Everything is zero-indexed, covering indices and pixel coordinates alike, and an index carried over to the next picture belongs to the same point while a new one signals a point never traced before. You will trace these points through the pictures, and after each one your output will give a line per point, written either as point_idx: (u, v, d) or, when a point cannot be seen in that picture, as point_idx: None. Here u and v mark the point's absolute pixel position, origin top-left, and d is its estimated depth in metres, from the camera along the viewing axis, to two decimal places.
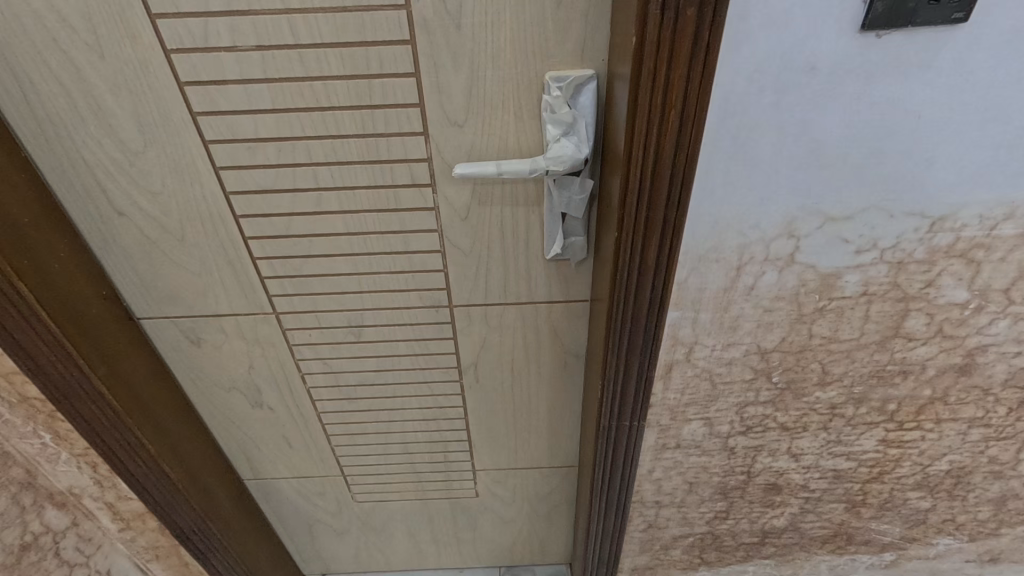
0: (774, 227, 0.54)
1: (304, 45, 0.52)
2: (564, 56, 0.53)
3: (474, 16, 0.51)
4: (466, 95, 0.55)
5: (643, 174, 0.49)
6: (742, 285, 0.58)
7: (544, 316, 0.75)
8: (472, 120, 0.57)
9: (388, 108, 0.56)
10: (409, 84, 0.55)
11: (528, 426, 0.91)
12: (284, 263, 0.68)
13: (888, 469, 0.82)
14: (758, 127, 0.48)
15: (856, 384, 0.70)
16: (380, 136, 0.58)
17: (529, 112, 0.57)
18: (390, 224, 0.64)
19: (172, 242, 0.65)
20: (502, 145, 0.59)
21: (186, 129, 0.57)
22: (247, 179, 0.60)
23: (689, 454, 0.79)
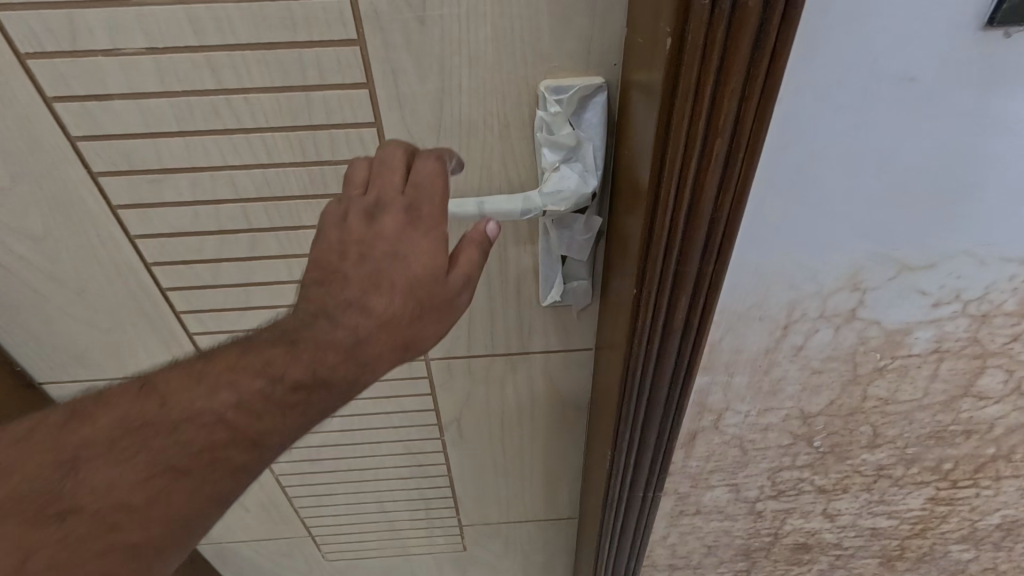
0: (836, 279, 0.42)
1: (213, 47, 0.39)
2: (564, 59, 0.40)
3: (441, 7, 0.38)
4: (436, 112, 0.42)
5: (674, 225, 0.36)
6: (789, 346, 0.46)
7: (538, 367, 0.63)
8: (445, 144, 0.44)
9: (335, 130, 0.43)
10: (359, 97, 0.41)
11: (522, 480, 0.79)
12: (215, 318, 0.54)
13: (932, 525, 0.72)
14: (827, 157, 0.36)
15: (910, 445, 0.59)
16: (326, 163, 0.44)
17: (518, 131, 0.43)
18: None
19: (68, 296, 0.52)
20: (484, 173, 0.45)
21: (64, 158, 0.43)
22: (157, 220, 0.47)
23: (710, 519, 0.68)
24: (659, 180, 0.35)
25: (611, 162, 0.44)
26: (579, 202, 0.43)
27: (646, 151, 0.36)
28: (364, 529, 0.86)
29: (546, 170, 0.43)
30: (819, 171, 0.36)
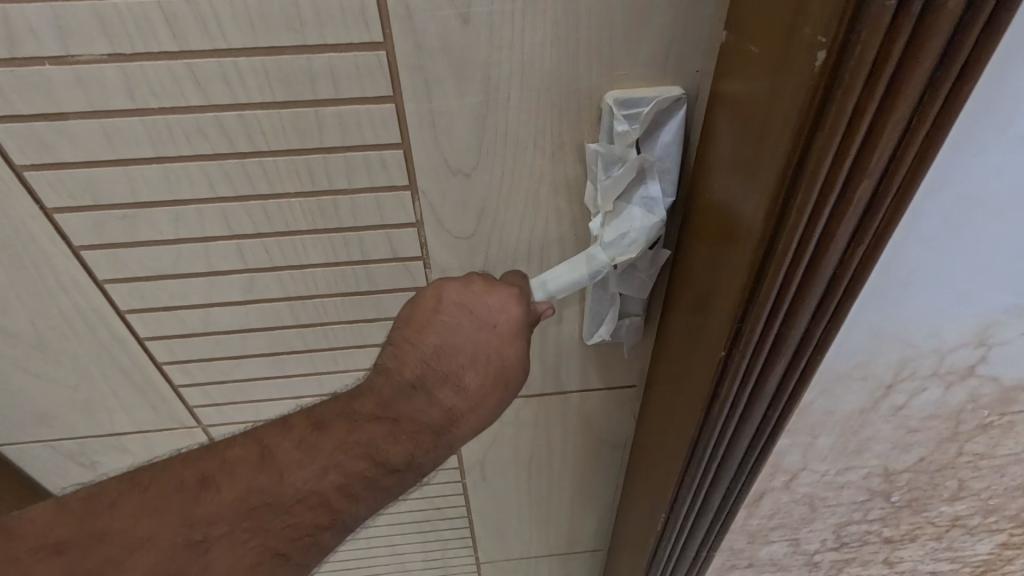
0: (960, 335, 0.35)
1: (195, 55, 0.31)
2: (636, 68, 0.33)
3: (489, 2, 0.30)
4: (476, 132, 0.35)
5: (781, 297, 0.29)
6: (888, 406, 0.40)
7: (574, 409, 0.56)
8: (484, 169, 0.36)
9: (354, 153, 0.35)
10: (382, 115, 0.34)
11: (547, 520, 0.72)
12: (203, 368, 0.46)
13: (996, 568, 0.66)
14: (984, 199, 0.28)
15: (994, 497, 0.52)
16: (340, 192, 0.37)
17: (573, 153, 0.36)
18: (359, 309, 0.43)
19: (24, 349, 0.43)
20: (529, 201, 0.38)
21: (7, 187, 0.35)
22: (132, 261, 0.39)
23: (761, 571, 0.61)
24: (768, 247, 0.28)
25: (681, 200, 0.37)
26: (648, 240, 0.36)
27: (751, 209, 0.28)
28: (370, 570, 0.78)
29: (608, 203, 0.36)
30: (964, 222, 0.29)
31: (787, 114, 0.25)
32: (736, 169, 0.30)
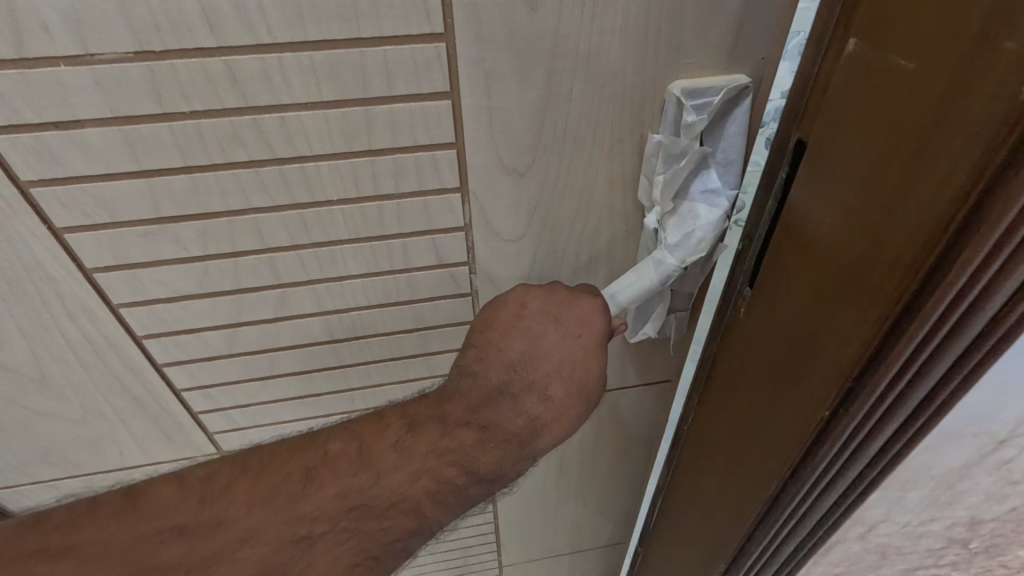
0: None
1: (235, 53, 0.28)
2: (704, 53, 0.32)
3: None
4: (535, 128, 0.33)
5: (902, 377, 0.27)
6: (994, 459, 0.36)
7: (610, 411, 0.55)
8: (541, 167, 0.35)
9: (405, 155, 0.33)
10: (438, 111, 0.32)
11: (573, 527, 0.70)
12: (227, 393, 0.43)
13: None
14: None
15: None
16: (385, 196, 0.35)
17: (633, 146, 0.35)
18: (398, 315, 0.41)
19: (22, 381, 0.39)
20: (585, 199, 0.37)
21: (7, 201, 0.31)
22: (149, 283, 0.35)
23: None
24: (889, 332, 0.26)
25: (763, 240, 0.35)
26: (710, 236, 0.35)
27: (875, 292, 0.26)
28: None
29: (669, 200, 0.35)
30: None
31: (942, 193, 0.22)
32: (854, 230, 0.27)
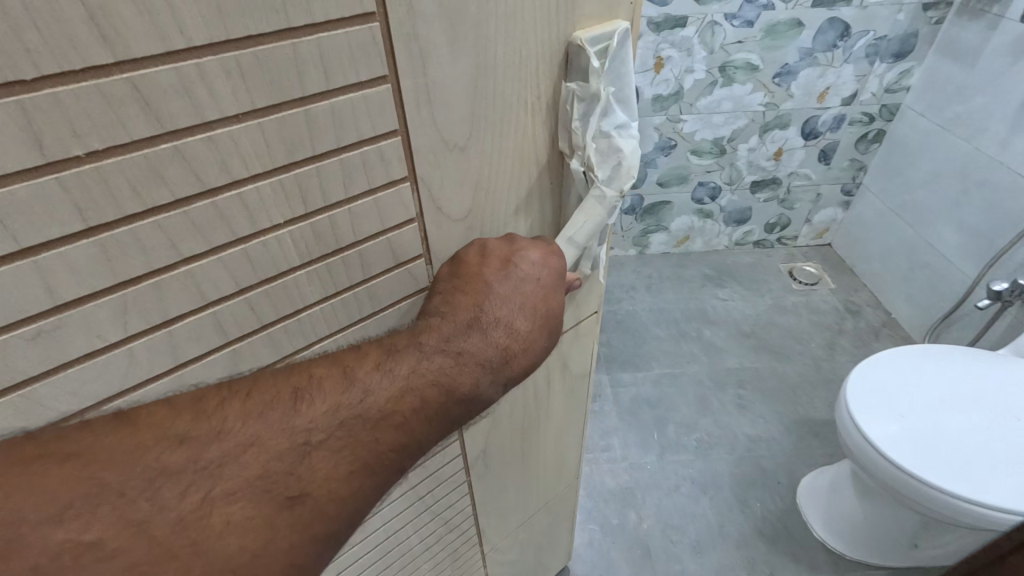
0: None
1: (139, 72, 0.33)
2: (580, 17, 0.54)
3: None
4: (470, 103, 0.51)
5: None
6: None
7: None
8: (473, 139, 0.53)
9: (332, 158, 0.44)
10: (359, 106, 0.44)
11: (514, 429, 0.91)
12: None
13: None
14: None
15: None
16: (316, 158, 0.43)
17: (534, 100, 0.56)
18: (352, 315, 0.55)
19: None
20: (509, 146, 0.57)
21: None
22: (76, 331, 0.38)
23: None
24: None
25: None
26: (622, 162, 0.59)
27: None
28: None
29: (589, 140, 0.58)
30: None
31: None
32: None
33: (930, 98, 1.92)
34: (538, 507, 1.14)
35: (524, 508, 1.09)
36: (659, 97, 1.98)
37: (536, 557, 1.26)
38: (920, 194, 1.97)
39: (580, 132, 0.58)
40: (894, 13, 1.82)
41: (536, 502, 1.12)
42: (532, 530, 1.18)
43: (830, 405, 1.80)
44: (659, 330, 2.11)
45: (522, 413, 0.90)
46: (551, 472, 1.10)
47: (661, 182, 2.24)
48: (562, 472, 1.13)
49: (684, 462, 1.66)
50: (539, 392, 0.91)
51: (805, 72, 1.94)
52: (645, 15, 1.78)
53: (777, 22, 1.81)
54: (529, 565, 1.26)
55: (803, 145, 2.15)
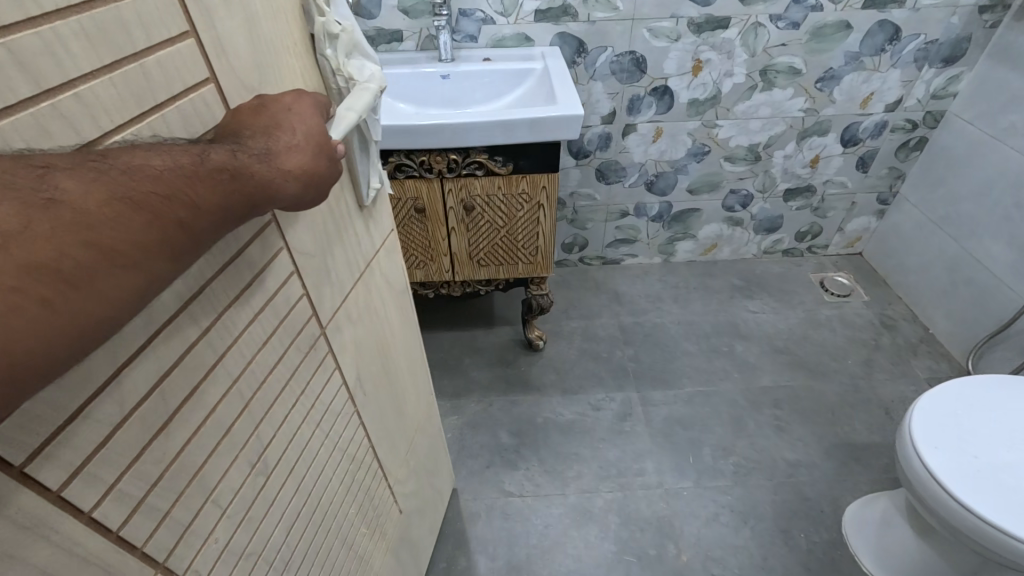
0: None
1: (16, 35, 0.34)
2: None
3: None
4: (254, 49, 0.55)
5: None
6: None
7: (347, 234, 0.80)
8: (265, 81, 0.57)
9: (170, 105, 0.45)
10: (180, 52, 0.46)
11: (375, 353, 0.95)
12: (111, 398, 0.44)
13: None
14: None
15: None
16: (163, 105, 0.45)
17: (298, 45, 0.63)
18: (225, 252, 0.54)
19: None
20: (292, 86, 0.62)
21: None
22: None
23: None
24: None
25: None
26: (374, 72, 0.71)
27: None
28: (253, 551, 0.67)
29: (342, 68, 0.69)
30: None
31: None
32: None
33: (979, 105, 1.83)
34: (415, 429, 1.19)
35: (404, 434, 1.13)
36: (696, 101, 1.88)
37: (429, 483, 1.33)
38: (966, 206, 1.88)
39: (334, 62, 0.68)
40: (949, 16, 1.71)
41: (412, 424, 1.16)
42: (418, 452, 1.22)
43: (871, 428, 1.73)
44: (688, 344, 2.04)
45: (375, 331, 0.94)
46: (417, 393, 1.18)
47: (691, 189, 2.15)
48: (423, 389, 1.21)
49: (722, 489, 1.59)
50: (379, 308, 0.95)
51: (849, 77, 1.84)
52: (686, 16, 1.67)
53: (824, 24, 1.71)
54: (424, 496, 1.31)
55: (842, 152, 2.06)
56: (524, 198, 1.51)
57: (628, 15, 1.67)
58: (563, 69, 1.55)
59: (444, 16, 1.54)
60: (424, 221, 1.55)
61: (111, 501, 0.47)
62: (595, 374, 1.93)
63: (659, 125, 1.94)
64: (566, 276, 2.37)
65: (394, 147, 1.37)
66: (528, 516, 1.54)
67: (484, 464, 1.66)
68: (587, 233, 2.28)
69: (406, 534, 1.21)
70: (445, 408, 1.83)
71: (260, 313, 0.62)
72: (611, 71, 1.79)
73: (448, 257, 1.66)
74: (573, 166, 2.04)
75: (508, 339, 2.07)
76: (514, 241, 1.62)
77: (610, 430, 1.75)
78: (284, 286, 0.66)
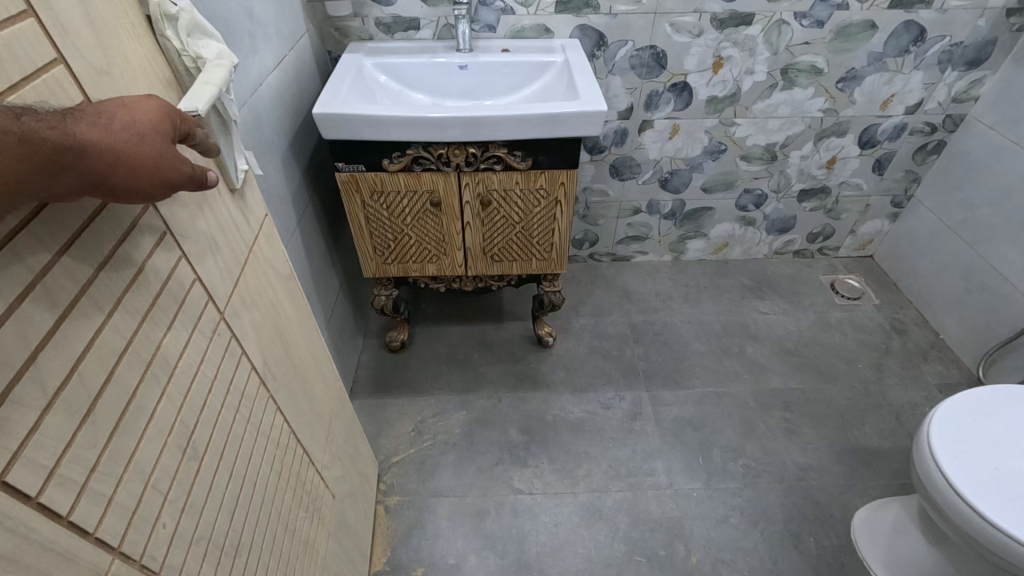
0: None
1: None
2: None
3: None
4: (96, 34, 0.53)
5: None
6: None
7: (228, 225, 0.77)
8: (115, 66, 0.55)
9: (25, 86, 0.44)
10: (23, 33, 0.45)
11: (278, 337, 0.92)
12: (32, 381, 0.43)
13: None
14: None
15: None
16: (16, 86, 0.44)
17: (141, 29, 0.61)
18: (113, 232, 0.53)
19: None
20: (143, 74, 0.60)
21: None
22: None
23: None
24: None
25: None
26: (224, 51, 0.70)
27: None
28: (203, 536, 0.65)
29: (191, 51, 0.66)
30: None
31: None
32: None
33: (1001, 110, 1.80)
34: (330, 416, 1.16)
35: (321, 420, 1.10)
36: (715, 98, 1.85)
37: (352, 470, 1.31)
38: (983, 212, 1.87)
39: (177, 45, 0.64)
40: (976, 19, 1.68)
41: (326, 410, 1.13)
42: (337, 439, 1.20)
43: (881, 433, 1.73)
44: (698, 344, 2.03)
45: (272, 316, 0.90)
46: (328, 378, 1.16)
47: (705, 187, 2.13)
48: (333, 374, 1.20)
49: (733, 491, 1.59)
50: (271, 294, 0.91)
51: (872, 78, 1.82)
52: (710, 11, 1.64)
53: (850, 24, 1.68)
54: (350, 481, 1.29)
55: (859, 154, 2.04)
56: (541, 195, 1.49)
57: (652, 8, 1.63)
58: (583, 63, 1.52)
59: (464, 4, 1.50)
60: (439, 215, 1.52)
61: (55, 486, 0.44)
62: (605, 372, 1.92)
63: (676, 122, 1.91)
64: (576, 271, 2.35)
65: (411, 139, 1.34)
66: (538, 514, 1.53)
67: (494, 461, 1.65)
68: (598, 229, 2.26)
69: (341, 517, 1.20)
70: (454, 403, 1.82)
71: (158, 298, 0.60)
72: (631, 66, 1.75)
73: (461, 252, 1.63)
74: (587, 162, 2.01)
75: (516, 334, 2.06)
76: (529, 237, 1.60)
77: (620, 429, 1.74)
78: (175, 270, 0.63)
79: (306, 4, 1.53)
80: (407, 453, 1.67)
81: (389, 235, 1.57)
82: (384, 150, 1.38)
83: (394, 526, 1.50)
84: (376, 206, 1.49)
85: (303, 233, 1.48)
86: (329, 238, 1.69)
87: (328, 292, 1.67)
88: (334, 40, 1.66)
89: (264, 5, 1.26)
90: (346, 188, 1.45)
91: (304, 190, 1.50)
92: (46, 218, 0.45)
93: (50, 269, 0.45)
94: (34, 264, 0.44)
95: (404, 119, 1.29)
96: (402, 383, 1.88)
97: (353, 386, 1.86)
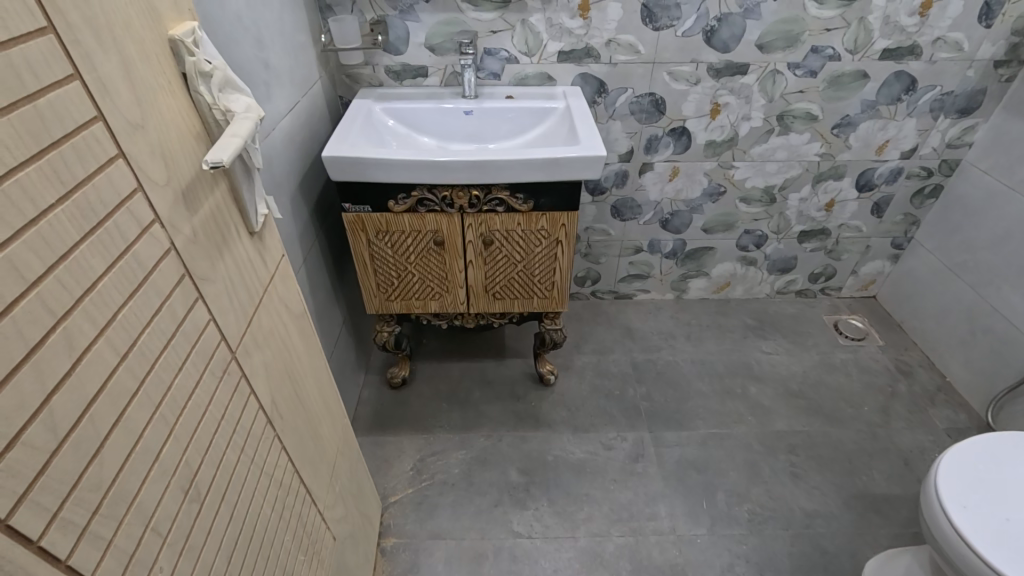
0: None
1: None
2: (168, 13, 0.64)
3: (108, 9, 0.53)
4: (133, 92, 0.57)
5: None
6: None
7: (245, 268, 0.79)
8: (149, 121, 0.59)
9: (66, 143, 0.47)
10: (70, 97, 0.48)
11: (286, 375, 0.93)
12: (44, 424, 0.44)
13: None
14: None
15: None
16: (58, 142, 0.47)
17: (176, 85, 0.64)
18: (132, 278, 0.55)
19: None
20: (175, 127, 0.63)
21: None
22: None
23: None
24: None
25: None
26: (253, 103, 0.73)
27: None
28: None
29: (220, 105, 0.69)
30: None
31: None
32: None
33: (995, 157, 1.84)
34: (335, 455, 1.16)
35: (325, 459, 1.09)
36: (713, 142, 1.90)
37: (354, 512, 1.28)
38: (984, 255, 1.88)
39: (208, 100, 0.68)
40: (965, 69, 1.74)
41: (330, 450, 1.13)
42: (341, 478, 1.19)
43: (890, 478, 1.69)
44: (700, 384, 2.02)
45: (282, 356, 0.91)
46: (334, 416, 1.16)
47: (706, 228, 2.16)
48: (341, 411, 1.19)
49: (738, 538, 1.54)
50: (283, 333, 0.92)
51: (866, 124, 1.87)
52: (706, 61, 1.70)
53: (842, 73, 1.74)
54: (352, 523, 1.27)
55: (856, 197, 2.07)
56: (542, 235, 1.51)
57: (650, 58, 1.70)
58: (584, 109, 1.58)
59: (469, 55, 1.57)
60: (443, 254, 1.55)
61: (57, 529, 0.45)
62: (607, 412, 1.90)
63: (675, 165, 1.96)
64: (579, 309, 2.36)
65: (417, 181, 1.38)
66: (536, 560, 1.49)
67: (493, 502, 1.62)
68: (600, 267, 2.28)
69: (340, 561, 1.17)
70: (454, 441, 1.80)
71: (172, 338, 0.61)
72: (631, 111, 1.81)
73: (463, 290, 1.65)
74: (589, 202, 2.05)
75: (518, 372, 2.06)
76: (531, 276, 1.62)
77: (621, 471, 1.71)
78: (190, 312, 0.65)
79: (320, 53, 1.61)
80: (405, 492, 1.65)
81: (392, 273, 1.60)
82: (391, 191, 1.42)
83: (389, 569, 1.46)
84: (380, 244, 1.52)
85: (309, 271, 1.51)
86: (334, 274, 1.72)
87: (331, 328, 1.68)
88: (346, 85, 1.74)
89: (280, 55, 1.33)
90: (352, 227, 1.49)
91: (311, 228, 1.54)
92: (70, 267, 0.47)
93: (71, 316, 0.47)
94: (58, 311, 0.46)
95: (411, 163, 1.34)
96: (403, 421, 1.87)
97: (354, 423, 1.85)
